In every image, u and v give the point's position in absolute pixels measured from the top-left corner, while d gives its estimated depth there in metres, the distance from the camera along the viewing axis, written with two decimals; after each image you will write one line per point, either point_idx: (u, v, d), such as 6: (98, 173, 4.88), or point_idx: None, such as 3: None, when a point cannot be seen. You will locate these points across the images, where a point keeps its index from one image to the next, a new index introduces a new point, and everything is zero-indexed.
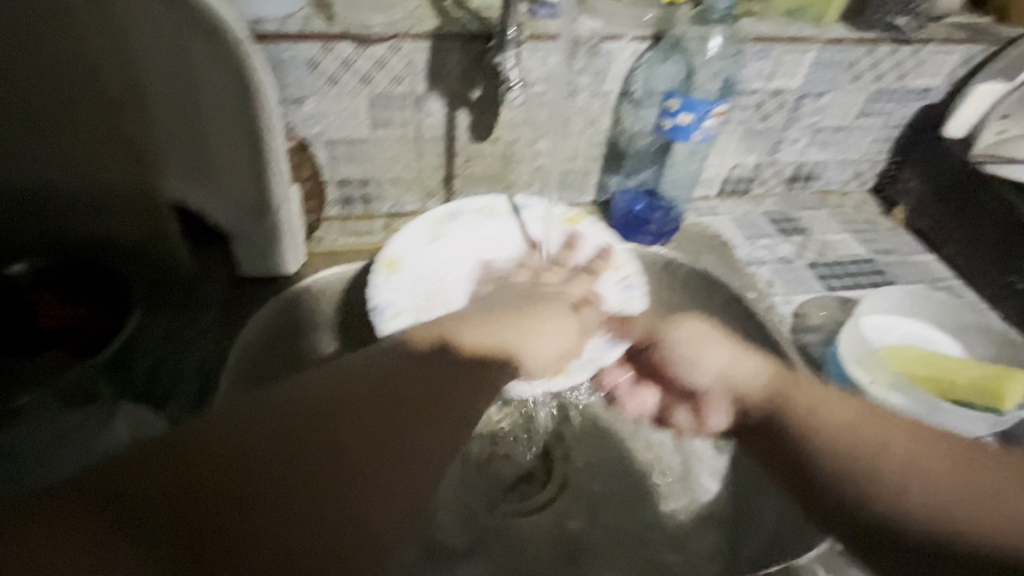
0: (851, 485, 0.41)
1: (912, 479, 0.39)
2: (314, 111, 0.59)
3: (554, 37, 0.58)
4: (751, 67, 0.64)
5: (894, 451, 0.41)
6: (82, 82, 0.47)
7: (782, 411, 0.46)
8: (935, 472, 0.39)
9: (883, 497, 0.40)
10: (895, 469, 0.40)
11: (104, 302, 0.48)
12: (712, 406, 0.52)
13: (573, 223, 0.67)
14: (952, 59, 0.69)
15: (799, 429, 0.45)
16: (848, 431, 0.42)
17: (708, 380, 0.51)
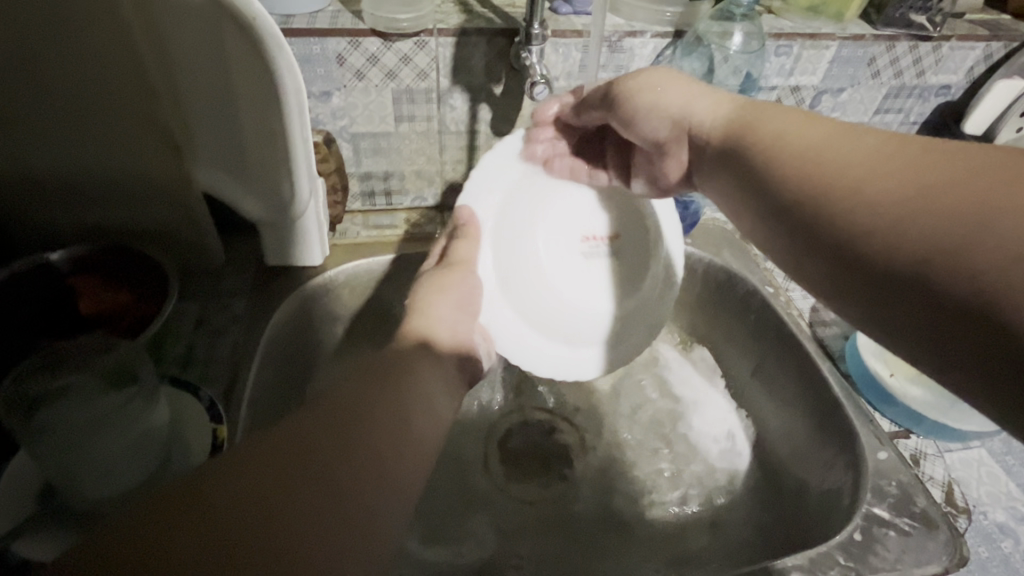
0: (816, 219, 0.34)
1: (865, 186, 0.32)
2: (341, 106, 0.61)
3: (576, 33, 0.59)
4: (771, 63, 0.65)
5: (844, 161, 0.34)
6: (120, 81, 0.48)
7: (742, 143, 0.41)
8: (887, 168, 0.32)
9: (843, 216, 0.33)
10: (855, 190, 0.32)
11: (146, 290, 0.51)
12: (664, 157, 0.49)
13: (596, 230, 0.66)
14: (972, 55, 0.69)
15: (759, 159, 0.39)
16: (804, 152, 0.36)
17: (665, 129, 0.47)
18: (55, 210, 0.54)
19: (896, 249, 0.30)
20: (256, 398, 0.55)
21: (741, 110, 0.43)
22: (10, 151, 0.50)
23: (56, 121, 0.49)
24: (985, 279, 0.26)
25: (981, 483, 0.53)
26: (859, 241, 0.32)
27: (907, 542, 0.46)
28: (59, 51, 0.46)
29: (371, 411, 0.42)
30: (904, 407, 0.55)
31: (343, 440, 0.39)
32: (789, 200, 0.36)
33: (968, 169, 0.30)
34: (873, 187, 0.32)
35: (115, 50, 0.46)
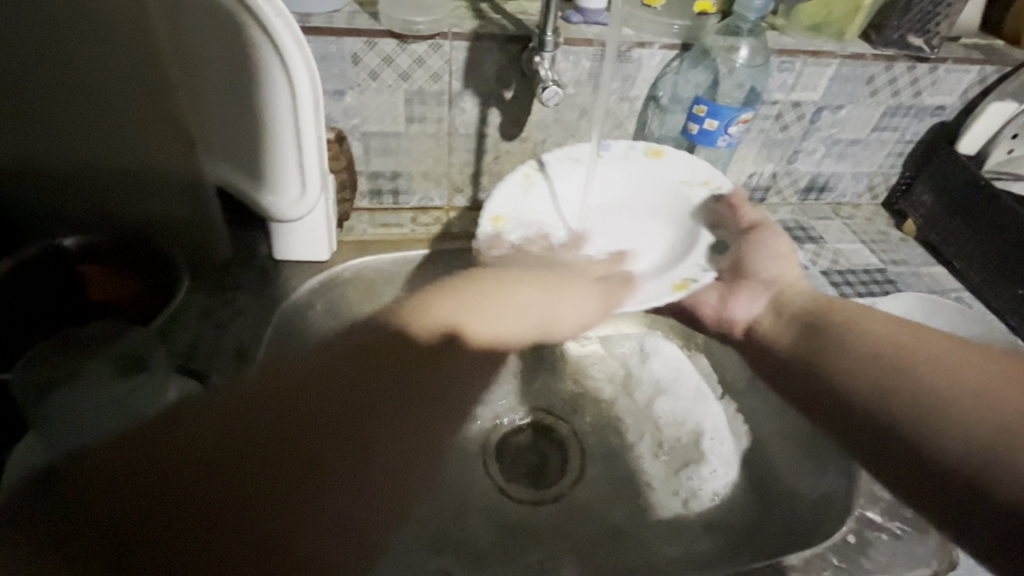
0: (864, 395, 0.50)
1: (927, 390, 0.47)
2: (353, 104, 0.62)
3: (587, 42, 0.61)
4: (774, 78, 0.67)
5: (924, 367, 0.48)
6: (136, 74, 0.49)
7: (821, 318, 0.57)
8: (949, 385, 0.47)
9: (924, 444, 0.46)
10: (914, 384, 0.48)
11: (157, 284, 0.51)
12: (748, 292, 0.63)
13: (656, 156, 0.65)
14: (966, 78, 0.72)
15: (842, 333, 0.55)
16: (866, 344, 0.53)
17: (773, 273, 0.63)
18: (65, 197, 0.54)
19: (965, 439, 0.44)
20: None
21: (820, 303, 0.58)
22: (25, 134, 0.50)
23: (69, 106, 0.50)
24: (973, 472, 0.42)
25: None
26: (935, 440, 0.45)
27: (898, 547, 0.47)
28: (82, 43, 0.47)
29: (375, 376, 0.45)
30: None
31: (365, 404, 0.44)
32: (855, 371, 0.52)
33: (984, 388, 0.46)
34: (858, 345, 0.53)
35: (135, 42, 0.47)
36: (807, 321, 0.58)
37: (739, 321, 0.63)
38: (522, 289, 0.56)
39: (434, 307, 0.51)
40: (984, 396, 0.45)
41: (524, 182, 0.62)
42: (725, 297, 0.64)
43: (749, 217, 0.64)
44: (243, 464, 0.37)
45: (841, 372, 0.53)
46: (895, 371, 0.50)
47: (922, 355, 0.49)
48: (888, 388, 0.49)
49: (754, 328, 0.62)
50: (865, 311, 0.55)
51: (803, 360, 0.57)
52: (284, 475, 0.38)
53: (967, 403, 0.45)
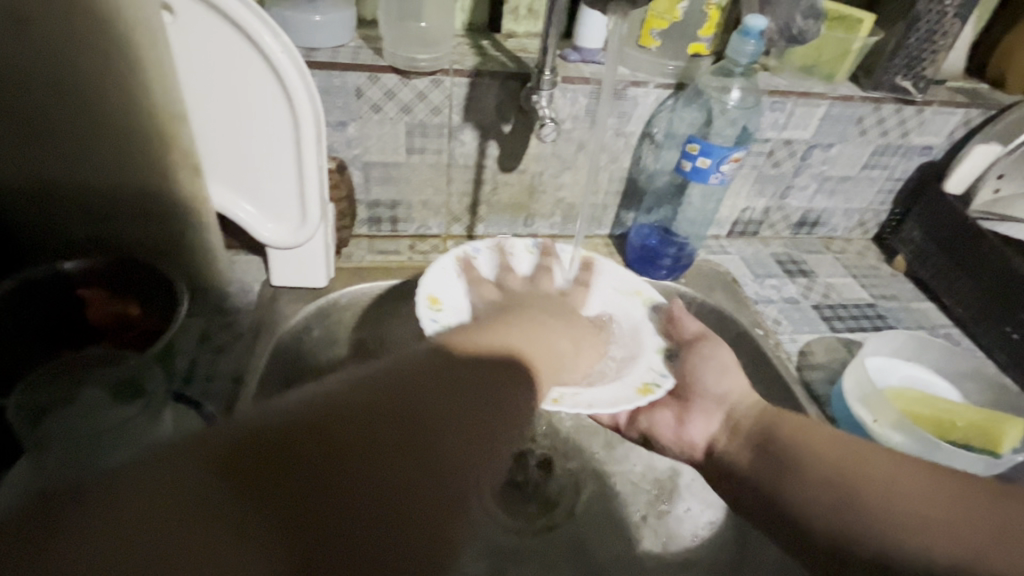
0: (831, 520, 0.43)
1: (898, 496, 0.40)
2: (355, 135, 0.63)
3: (584, 80, 0.63)
4: (766, 117, 0.69)
5: (885, 473, 0.41)
6: (145, 103, 0.49)
7: (769, 433, 0.50)
8: (928, 497, 0.39)
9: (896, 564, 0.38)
10: (875, 492, 0.41)
11: (155, 308, 0.51)
12: (703, 411, 0.56)
13: (590, 263, 0.65)
14: (953, 120, 0.74)
15: (783, 445, 0.48)
16: (820, 456, 0.45)
17: (721, 389, 0.56)
18: (71, 220, 0.55)
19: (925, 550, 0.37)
20: None
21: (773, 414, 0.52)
22: (33, 158, 0.51)
23: (76, 131, 0.50)
24: None
25: None
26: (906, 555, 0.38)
27: None
28: (92, 74, 0.48)
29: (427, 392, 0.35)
30: None
31: (405, 433, 0.32)
32: (802, 487, 0.45)
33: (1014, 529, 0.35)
34: (813, 459, 0.46)
35: (145, 72, 0.48)
36: (763, 441, 0.50)
37: (697, 442, 0.56)
38: (553, 332, 0.48)
39: (482, 335, 0.43)
40: (933, 500, 0.39)
41: (452, 263, 0.61)
42: (680, 414, 0.57)
43: (689, 328, 0.59)
44: (301, 504, 0.28)
45: (799, 499, 0.45)
46: (850, 484, 0.43)
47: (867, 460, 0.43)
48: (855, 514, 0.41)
49: (713, 449, 0.54)
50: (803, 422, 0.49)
51: (756, 481, 0.49)
52: (357, 508, 0.29)
53: (936, 513, 0.38)
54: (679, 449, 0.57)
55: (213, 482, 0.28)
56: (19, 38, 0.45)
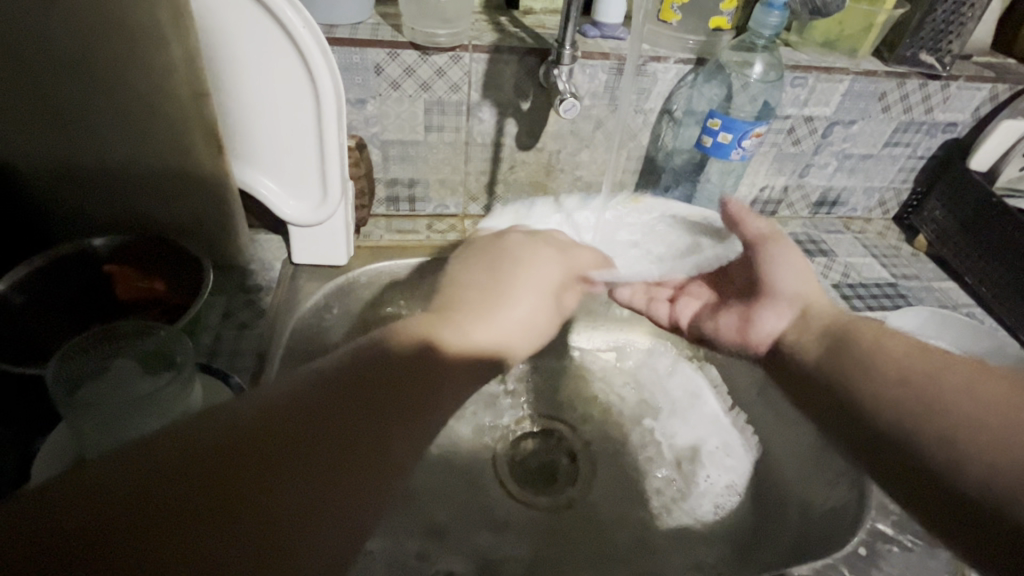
0: (884, 417, 0.44)
1: (956, 405, 0.40)
2: (374, 113, 0.63)
3: (604, 56, 0.62)
4: (787, 93, 0.68)
5: (946, 393, 0.42)
6: (167, 79, 0.50)
7: (844, 332, 0.52)
8: (993, 415, 0.39)
9: (956, 472, 0.38)
10: (937, 400, 0.42)
11: (182, 282, 0.52)
12: (770, 305, 0.58)
13: (636, 203, 0.70)
14: (979, 96, 0.72)
15: (858, 347, 0.49)
16: (892, 363, 0.46)
17: (789, 287, 0.58)
18: (96, 197, 0.56)
19: (989, 469, 0.37)
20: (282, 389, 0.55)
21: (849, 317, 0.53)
22: (58, 134, 0.51)
23: (101, 108, 0.51)
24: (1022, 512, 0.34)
25: None
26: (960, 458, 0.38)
27: (911, 559, 0.46)
28: (116, 49, 0.48)
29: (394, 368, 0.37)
30: None
31: (374, 396, 0.35)
32: (860, 391, 0.47)
33: None
34: (880, 366, 0.47)
35: (168, 47, 0.48)
36: (835, 344, 0.51)
37: (762, 341, 0.59)
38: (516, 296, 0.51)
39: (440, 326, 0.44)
40: (995, 410, 0.39)
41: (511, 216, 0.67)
42: (744, 316, 0.60)
43: (753, 227, 0.63)
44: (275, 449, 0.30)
45: (865, 397, 0.46)
46: (917, 393, 0.43)
47: (944, 372, 0.43)
48: (918, 422, 0.42)
49: (782, 341, 0.56)
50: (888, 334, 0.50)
51: (826, 376, 0.51)
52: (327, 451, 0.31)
53: (994, 418, 0.39)
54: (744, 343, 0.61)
55: (167, 492, 0.26)
56: (44, 14, 0.45)
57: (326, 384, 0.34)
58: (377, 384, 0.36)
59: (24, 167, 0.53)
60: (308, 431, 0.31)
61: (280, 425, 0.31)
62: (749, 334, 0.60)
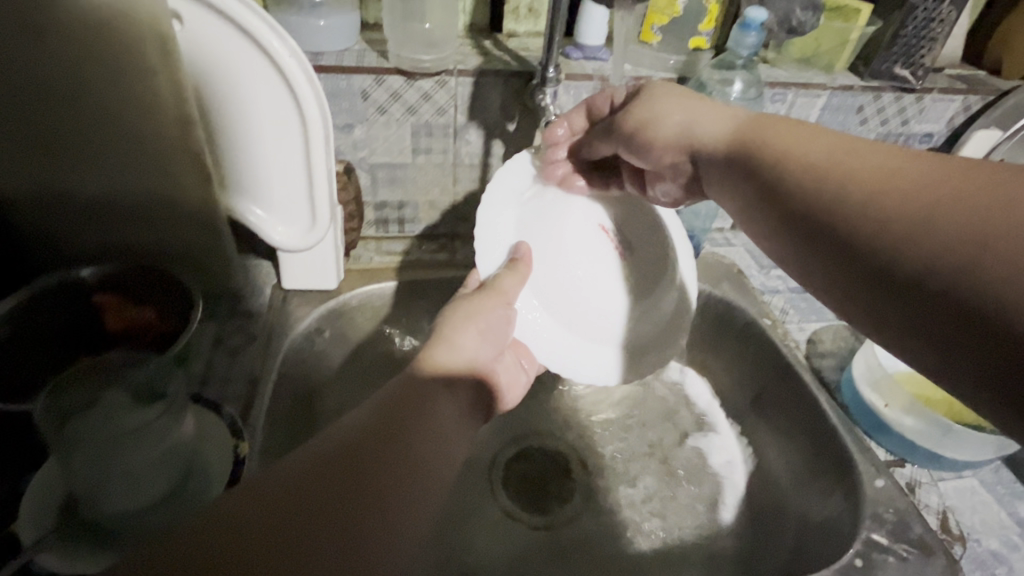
0: (822, 215, 0.34)
1: (862, 198, 0.32)
2: (362, 137, 0.63)
3: (587, 77, 0.63)
4: (768, 108, 0.69)
5: (856, 172, 0.33)
6: (155, 111, 0.50)
7: (750, 154, 0.40)
8: (903, 200, 0.30)
9: (910, 261, 0.29)
10: (849, 185, 0.33)
11: (170, 310, 0.52)
12: (659, 178, 0.52)
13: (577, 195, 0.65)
14: (952, 107, 0.74)
15: (768, 154, 0.39)
16: (821, 147, 0.36)
17: (663, 136, 0.47)
18: (85, 229, 0.55)
19: (934, 254, 0.28)
20: (274, 414, 0.55)
21: (750, 121, 0.42)
22: (46, 167, 0.51)
23: (89, 140, 0.51)
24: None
25: (974, 512, 0.52)
26: (904, 257, 0.29)
27: (905, 568, 0.46)
28: (105, 84, 0.48)
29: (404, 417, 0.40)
30: (900, 438, 0.55)
31: (382, 452, 0.37)
32: (796, 208, 0.36)
33: (970, 195, 0.28)
34: (814, 157, 0.36)
35: (157, 81, 0.48)
36: (693, 173, 0.47)
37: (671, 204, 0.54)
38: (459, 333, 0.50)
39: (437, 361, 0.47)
40: (933, 191, 0.30)
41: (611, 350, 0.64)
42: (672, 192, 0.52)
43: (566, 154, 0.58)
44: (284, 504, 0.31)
45: None
46: (840, 171, 0.34)
47: (849, 160, 0.34)
48: (836, 218, 0.33)
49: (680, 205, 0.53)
50: (814, 131, 0.38)
51: (743, 160, 0.41)
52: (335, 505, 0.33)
53: (934, 205, 0.29)
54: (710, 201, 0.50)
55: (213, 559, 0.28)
56: (30, 50, 0.46)
57: (343, 438, 0.37)
58: (393, 435, 0.38)
59: (11, 201, 0.53)
60: (319, 494, 0.33)
61: (284, 500, 0.32)
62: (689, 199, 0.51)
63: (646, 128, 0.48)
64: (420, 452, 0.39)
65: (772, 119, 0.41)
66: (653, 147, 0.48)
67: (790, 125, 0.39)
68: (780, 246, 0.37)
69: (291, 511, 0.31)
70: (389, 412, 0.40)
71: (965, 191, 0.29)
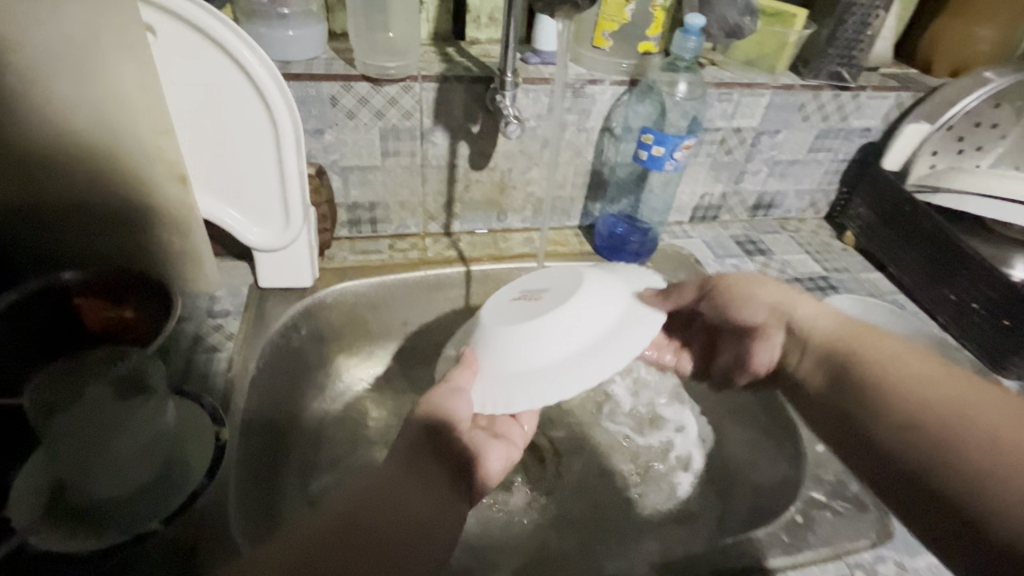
0: (918, 449, 0.39)
1: (973, 429, 0.37)
2: (332, 142, 0.66)
3: (544, 81, 0.67)
4: (715, 107, 0.74)
5: (905, 383, 0.42)
6: (131, 117, 0.52)
7: (842, 358, 0.48)
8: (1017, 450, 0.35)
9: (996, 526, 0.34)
10: (965, 424, 0.38)
11: (152, 308, 0.54)
12: (763, 343, 0.55)
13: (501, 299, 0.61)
14: (886, 103, 0.80)
15: (864, 374, 0.45)
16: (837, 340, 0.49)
17: (761, 315, 0.55)
18: (64, 234, 0.57)
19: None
20: (254, 407, 0.57)
21: (852, 329, 0.49)
22: (22, 174, 0.53)
23: (64, 149, 0.53)
24: None
25: None
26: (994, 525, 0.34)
27: (840, 521, 0.50)
28: (81, 92, 0.50)
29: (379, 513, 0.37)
30: None
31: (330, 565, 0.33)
32: (888, 416, 0.42)
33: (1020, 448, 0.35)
34: (911, 366, 0.43)
35: (133, 89, 0.51)
36: (832, 363, 0.48)
37: (761, 364, 0.56)
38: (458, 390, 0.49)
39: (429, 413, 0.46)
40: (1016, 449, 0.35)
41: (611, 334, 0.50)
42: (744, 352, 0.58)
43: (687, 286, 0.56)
44: None
45: (870, 394, 0.44)
46: (884, 378, 0.44)
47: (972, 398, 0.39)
48: (929, 426, 0.39)
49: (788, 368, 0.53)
50: (862, 328, 0.49)
51: (828, 370, 0.49)
52: None
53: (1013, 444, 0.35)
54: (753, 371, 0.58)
55: None
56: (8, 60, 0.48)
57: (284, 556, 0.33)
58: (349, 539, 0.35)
59: None
60: None
61: None
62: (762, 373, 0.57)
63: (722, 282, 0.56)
64: (412, 518, 0.38)
65: (876, 330, 0.48)
66: (738, 309, 0.56)
67: (886, 342, 0.46)
68: (861, 458, 0.44)
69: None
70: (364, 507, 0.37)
71: (985, 451, 0.36)
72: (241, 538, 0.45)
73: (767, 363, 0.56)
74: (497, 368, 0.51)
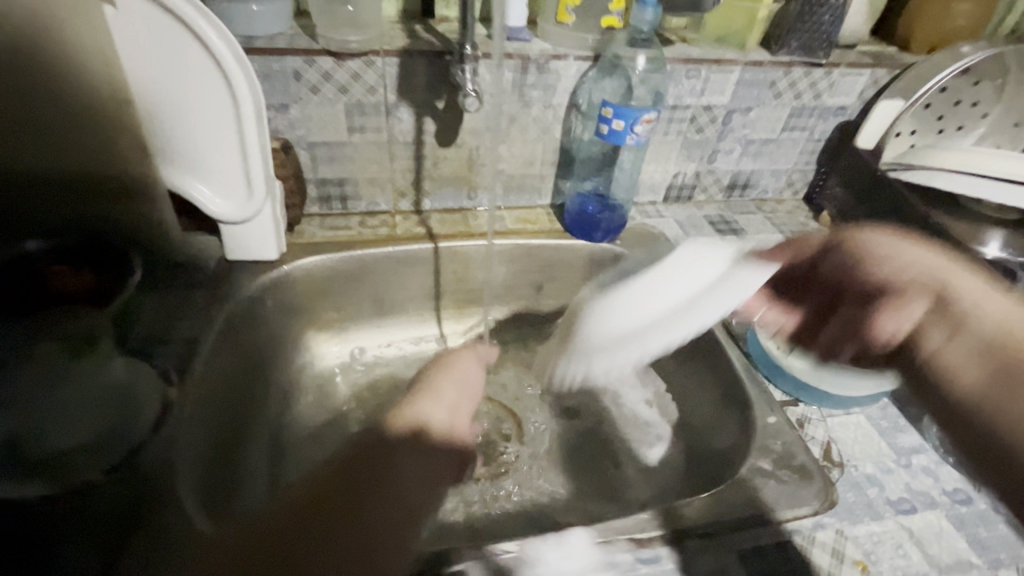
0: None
1: None
2: (298, 117, 0.67)
3: (507, 56, 0.68)
4: (683, 84, 0.74)
5: None
6: (90, 87, 0.54)
7: (999, 343, 0.46)
8: None
9: None
10: None
11: (115, 274, 0.61)
12: (895, 309, 0.52)
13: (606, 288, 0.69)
14: (861, 81, 0.79)
15: None
16: (1000, 321, 0.47)
17: (908, 276, 0.52)
18: (27, 201, 0.58)
19: None
20: (216, 371, 0.59)
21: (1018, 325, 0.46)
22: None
23: (25, 118, 0.54)
24: None
25: (857, 443, 0.56)
26: None
27: (783, 490, 0.50)
28: (38, 61, 0.52)
29: (389, 464, 0.44)
30: (787, 375, 0.60)
31: (344, 499, 0.40)
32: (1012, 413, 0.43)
33: None
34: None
35: (92, 60, 0.52)
36: (988, 344, 0.46)
37: (886, 333, 0.53)
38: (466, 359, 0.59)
39: (421, 406, 0.51)
40: None
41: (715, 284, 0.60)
42: (866, 315, 0.54)
43: (811, 245, 0.58)
44: None
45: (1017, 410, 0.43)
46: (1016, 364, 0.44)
47: None
48: None
49: (918, 346, 0.51)
50: None
51: (985, 334, 0.47)
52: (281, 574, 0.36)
53: None
54: (851, 339, 0.56)
55: None
56: None
57: (311, 482, 0.42)
58: (365, 477, 0.42)
59: None
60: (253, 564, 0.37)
61: None
62: (885, 348, 0.54)
63: (860, 243, 0.55)
64: (404, 474, 0.43)
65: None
66: (878, 275, 0.54)
67: None
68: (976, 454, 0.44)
69: (292, 516, 0.39)
70: (363, 454, 0.44)
71: None
72: (199, 516, 0.46)
73: (886, 337, 0.53)
74: (588, 336, 0.65)
